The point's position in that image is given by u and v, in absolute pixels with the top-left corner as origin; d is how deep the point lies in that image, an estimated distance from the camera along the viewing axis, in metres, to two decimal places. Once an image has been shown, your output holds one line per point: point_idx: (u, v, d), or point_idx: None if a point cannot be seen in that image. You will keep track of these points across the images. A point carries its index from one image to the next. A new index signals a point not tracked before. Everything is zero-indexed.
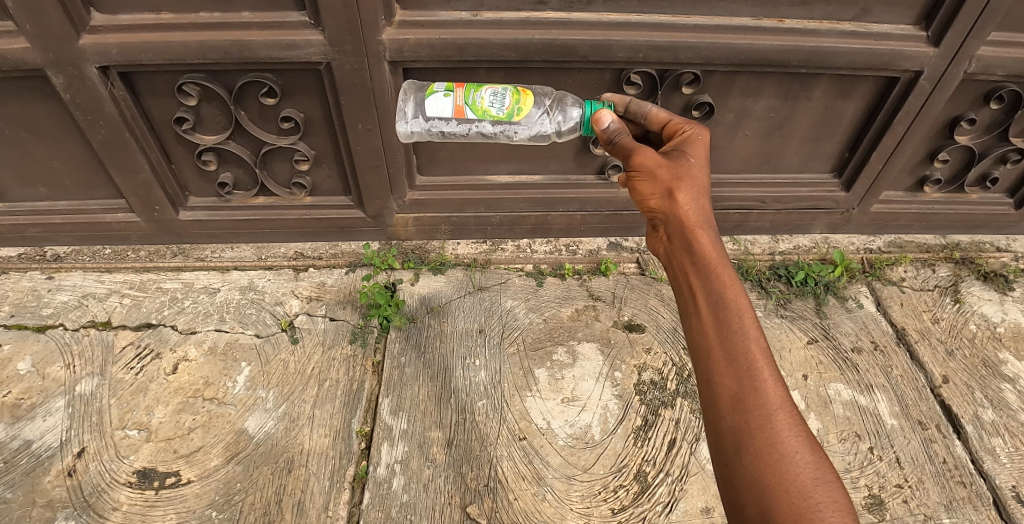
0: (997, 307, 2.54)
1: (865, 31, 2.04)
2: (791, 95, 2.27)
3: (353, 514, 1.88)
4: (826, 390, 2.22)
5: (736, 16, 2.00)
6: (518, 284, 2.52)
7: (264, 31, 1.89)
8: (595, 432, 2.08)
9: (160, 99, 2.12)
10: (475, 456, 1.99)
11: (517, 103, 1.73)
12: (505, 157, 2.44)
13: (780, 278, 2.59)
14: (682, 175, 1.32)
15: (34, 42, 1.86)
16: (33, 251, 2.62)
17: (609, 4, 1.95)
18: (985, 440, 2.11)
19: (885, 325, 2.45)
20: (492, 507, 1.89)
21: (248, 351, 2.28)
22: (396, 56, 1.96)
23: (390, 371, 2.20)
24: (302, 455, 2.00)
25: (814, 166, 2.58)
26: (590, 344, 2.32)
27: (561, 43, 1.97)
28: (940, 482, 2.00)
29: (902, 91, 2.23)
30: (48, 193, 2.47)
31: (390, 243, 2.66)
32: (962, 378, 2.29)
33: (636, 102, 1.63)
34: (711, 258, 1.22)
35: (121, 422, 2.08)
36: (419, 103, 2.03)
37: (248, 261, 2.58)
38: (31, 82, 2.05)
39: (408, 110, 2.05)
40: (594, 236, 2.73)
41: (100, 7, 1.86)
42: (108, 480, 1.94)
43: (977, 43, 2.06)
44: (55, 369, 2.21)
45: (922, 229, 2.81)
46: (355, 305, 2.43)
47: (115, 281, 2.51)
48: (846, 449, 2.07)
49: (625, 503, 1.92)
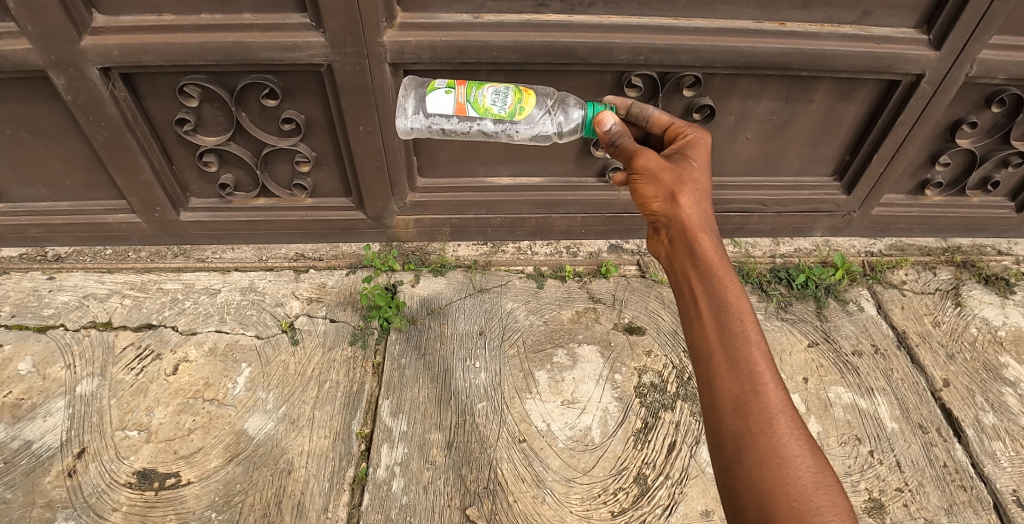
0: (998, 311, 2.54)
1: (866, 34, 2.04)
2: (792, 98, 2.27)
3: (352, 515, 1.88)
4: (826, 392, 2.22)
5: (737, 19, 2.00)
6: (518, 285, 2.53)
7: (266, 33, 1.90)
8: (595, 435, 2.08)
9: (162, 100, 2.13)
10: (474, 458, 1.99)
11: (519, 102, 1.74)
12: (505, 158, 2.44)
13: (781, 281, 2.59)
14: (684, 178, 1.32)
15: (36, 43, 1.86)
16: (34, 251, 2.62)
17: (610, 6, 1.95)
18: (985, 444, 2.11)
19: (885, 328, 2.45)
20: (492, 509, 1.89)
21: (248, 352, 2.28)
22: (397, 58, 1.96)
23: (390, 373, 2.20)
24: (302, 456, 2.00)
25: (815, 169, 2.58)
26: (590, 347, 2.32)
27: (562, 46, 1.97)
28: (940, 486, 1.99)
29: (903, 94, 2.23)
30: (49, 194, 2.48)
31: (391, 244, 2.66)
32: (962, 381, 2.29)
33: (638, 105, 1.63)
34: (712, 261, 1.22)
35: (121, 422, 2.08)
36: (420, 99, 2.02)
37: (249, 262, 2.58)
38: (33, 83, 2.05)
39: (408, 106, 2.04)
40: (594, 238, 2.73)
41: (101, 9, 1.86)
42: (108, 480, 1.94)
43: (978, 47, 2.05)
44: (55, 370, 2.21)
45: (922, 232, 2.81)
46: (355, 306, 2.43)
47: (115, 281, 2.52)
48: (845, 453, 2.06)
49: (625, 506, 1.92)
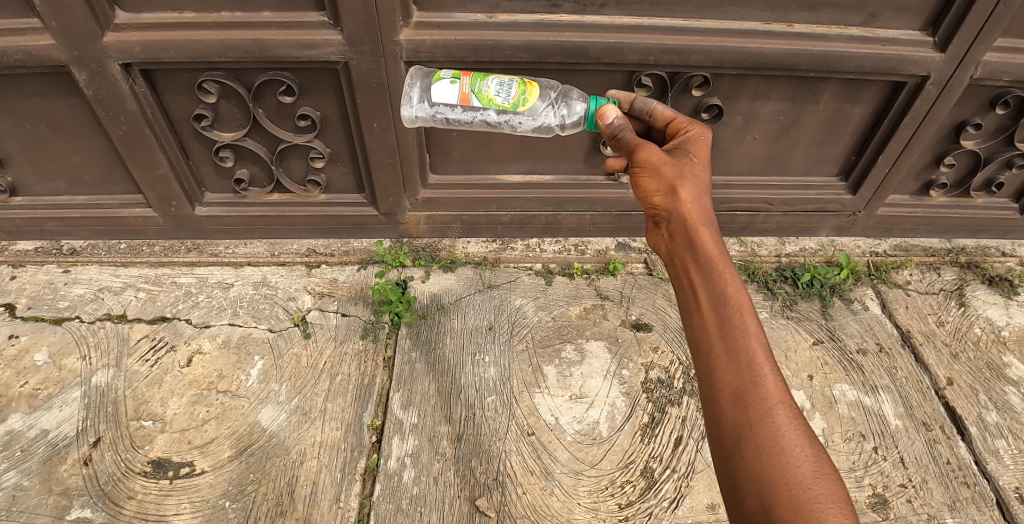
0: (1001, 311, 2.57)
1: (874, 36, 2.07)
2: (799, 99, 2.30)
3: (363, 505, 1.90)
4: (831, 389, 2.25)
5: (746, 20, 2.04)
6: (527, 282, 2.56)
7: (284, 31, 1.94)
8: (602, 429, 2.10)
9: (180, 96, 2.17)
10: (484, 450, 2.02)
11: (523, 93, 1.76)
12: (516, 156, 2.48)
13: (787, 279, 2.62)
14: (685, 173, 1.35)
15: (59, 39, 1.91)
16: (50, 244, 2.66)
17: (621, 7, 1.99)
18: (988, 441, 2.13)
19: (890, 326, 2.48)
20: (501, 500, 1.91)
21: (261, 345, 2.31)
22: (413, 56, 2.00)
23: (400, 366, 2.24)
24: (314, 447, 2.03)
25: (821, 169, 2.61)
26: (598, 342, 2.35)
27: (573, 46, 2.01)
28: (943, 482, 2.02)
29: (909, 95, 2.26)
30: (67, 188, 2.52)
31: (401, 241, 2.70)
32: (966, 380, 2.31)
33: (641, 99, 1.65)
34: (712, 255, 1.24)
35: (136, 412, 2.11)
36: (425, 88, 1.97)
37: (262, 257, 2.62)
38: (54, 78, 2.09)
39: (413, 95, 2.00)
40: (602, 236, 2.76)
41: (124, 6, 1.91)
42: (124, 469, 1.98)
43: (982, 49, 2.09)
44: (71, 361, 2.25)
45: (928, 233, 2.84)
46: (367, 301, 2.47)
47: (130, 275, 2.56)
48: (850, 449, 2.09)
49: (632, 499, 1.94)
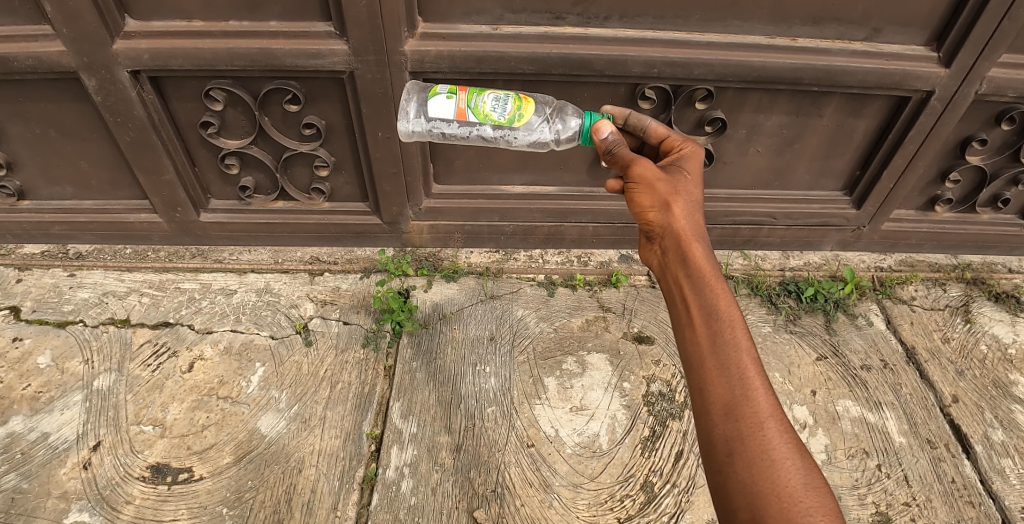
0: (1008, 328, 2.54)
1: (877, 50, 2.07)
2: (803, 113, 2.30)
3: (361, 514, 1.89)
4: (834, 405, 2.23)
5: (750, 34, 2.05)
6: (529, 293, 2.56)
7: (292, 40, 1.96)
8: (602, 442, 2.09)
9: (188, 103, 2.19)
10: (483, 461, 2.01)
11: (518, 109, 1.73)
12: (519, 167, 2.49)
13: (790, 294, 2.61)
14: (678, 189, 1.35)
15: (69, 46, 1.94)
16: (56, 248, 2.68)
17: (625, 20, 2.01)
18: (994, 460, 2.10)
19: (894, 342, 2.46)
20: (499, 512, 1.90)
21: (262, 352, 2.32)
22: (417, 66, 2.02)
23: (401, 375, 2.23)
24: (313, 455, 2.02)
25: (825, 183, 2.61)
26: (599, 355, 2.34)
27: (577, 58, 2.02)
28: (948, 502, 1.99)
29: (913, 110, 2.25)
30: (75, 192, 2.55)
31: (404, 249, 2.71)
32: (972, 398, 2.29)
33: (635, 116, 1.66)
34: (703, 269, 1.23)
35: (137, 417, 2.11)
36: (421, 102, 2.00)
37: (265, 264, 2.63)
38: (65, 83, 2.12)
39: (410, 109, 2.02)
40: (605, 247, 2.76)
41: (134, 14, 1.94)
42: (122, 474, 1.97)
43: (988, 65, 2.08)
44: (74, 364, 2.26)
45: (933, 248, 2.82)
46: (368, 309, 2.47)
47: (134, 280, 2.57)
48: (853, 465, 2.06)
49: (632, 512, 1.93)
